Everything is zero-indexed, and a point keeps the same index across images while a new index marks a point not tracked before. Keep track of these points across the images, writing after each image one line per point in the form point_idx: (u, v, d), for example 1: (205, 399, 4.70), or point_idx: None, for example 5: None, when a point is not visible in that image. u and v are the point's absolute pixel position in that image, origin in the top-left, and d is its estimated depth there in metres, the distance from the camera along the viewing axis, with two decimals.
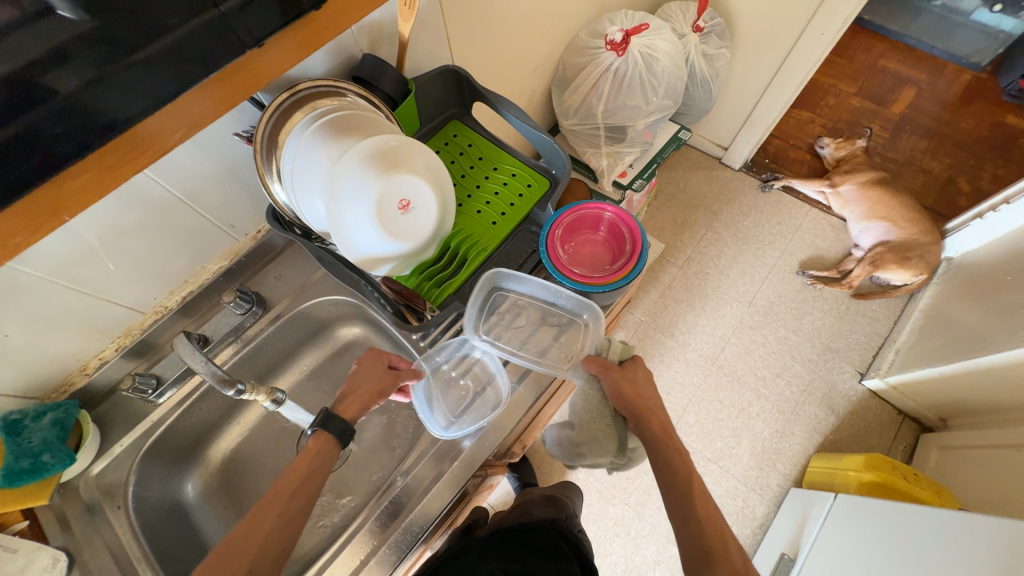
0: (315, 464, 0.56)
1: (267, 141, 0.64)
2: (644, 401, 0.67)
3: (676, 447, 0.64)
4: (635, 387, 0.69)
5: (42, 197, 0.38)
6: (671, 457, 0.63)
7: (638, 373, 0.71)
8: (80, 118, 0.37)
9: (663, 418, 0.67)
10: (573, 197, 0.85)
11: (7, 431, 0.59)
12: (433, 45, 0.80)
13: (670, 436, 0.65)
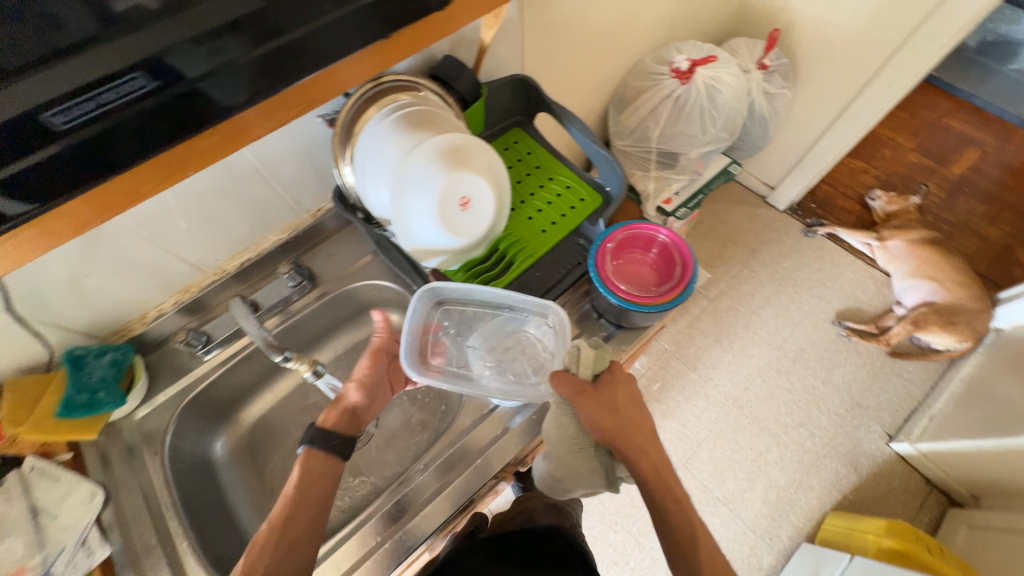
0: (320, 472, 0.61)
1: (346, 126, 0.67)
2: (628, 429, 0.65)
3: (667, 473, 0.65)
4: (615, 410, 0.65)
5: (179, 149, 0.44)
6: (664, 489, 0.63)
7: (616, 387, 0.67)
8: (198, 97, 0.41)
9: (647, 442, 0.66)
10: (624, 216, 0.86)
11: (71, 364, 0.65)
12: (509, 54, 0.84)
13: (660, 463, 0.65)
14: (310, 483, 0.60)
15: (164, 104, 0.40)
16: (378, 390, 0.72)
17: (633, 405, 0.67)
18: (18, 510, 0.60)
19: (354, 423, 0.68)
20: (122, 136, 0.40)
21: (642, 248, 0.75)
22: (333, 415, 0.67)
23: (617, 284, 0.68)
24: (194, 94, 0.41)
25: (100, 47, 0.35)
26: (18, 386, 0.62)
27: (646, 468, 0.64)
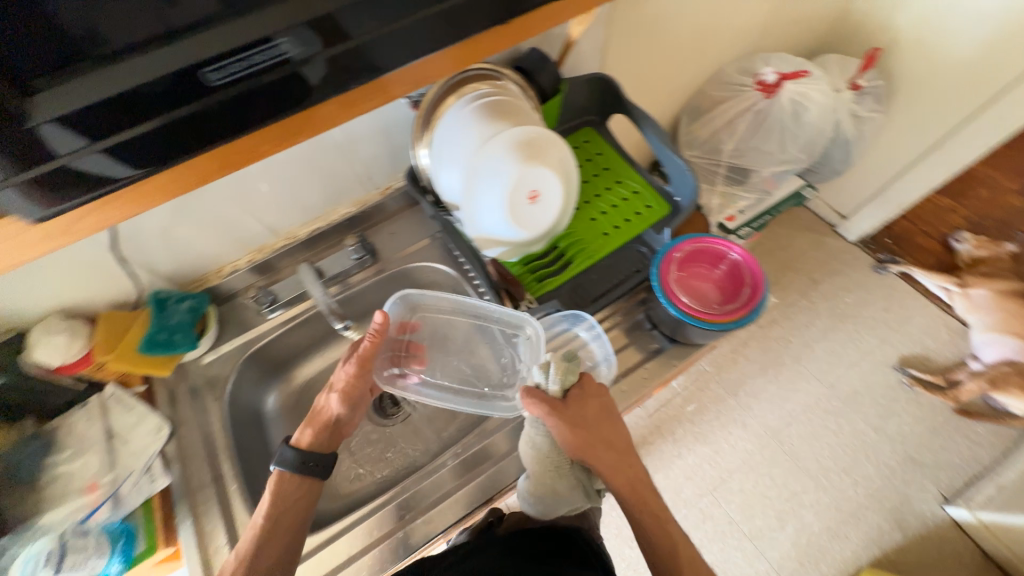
0: (296, 496, 0.63)
1: (429, 109, 0.68)
2: (601, 445, 0.64)
3: (644, 484, 0.65)
4: (588, 426, 0.64)
5: (299, 117, 0.46)
6: (642, 502, 0.63)
7: (589, 400, 0.65)
8: (303, 81, 0.43)
9: (621, 455, 0.65)
10: (691, 228, 0.83)
11: (156, 305, 0.71)
12: (592, 51, 0.82)
13: (636, 474, 0.65)
14: (286, 505, 0.62)
15: (259, 87, 0.41)
16: (361, 398, 0.70)
17: (608, 419, 0.65)
18: (96, 430, 0.67)
19: (330, 439, 0.68)
20: (215, 114, 0.41)
21: (709, 262, 0.72)
22: (310, 430, 0.67)
23: (679, 296, 0.66)
24: (291, 78, 0.42)
25: (218, 24, 0.36)
26: (111, 318, 0.69)
27: (621, 482, 0.64)
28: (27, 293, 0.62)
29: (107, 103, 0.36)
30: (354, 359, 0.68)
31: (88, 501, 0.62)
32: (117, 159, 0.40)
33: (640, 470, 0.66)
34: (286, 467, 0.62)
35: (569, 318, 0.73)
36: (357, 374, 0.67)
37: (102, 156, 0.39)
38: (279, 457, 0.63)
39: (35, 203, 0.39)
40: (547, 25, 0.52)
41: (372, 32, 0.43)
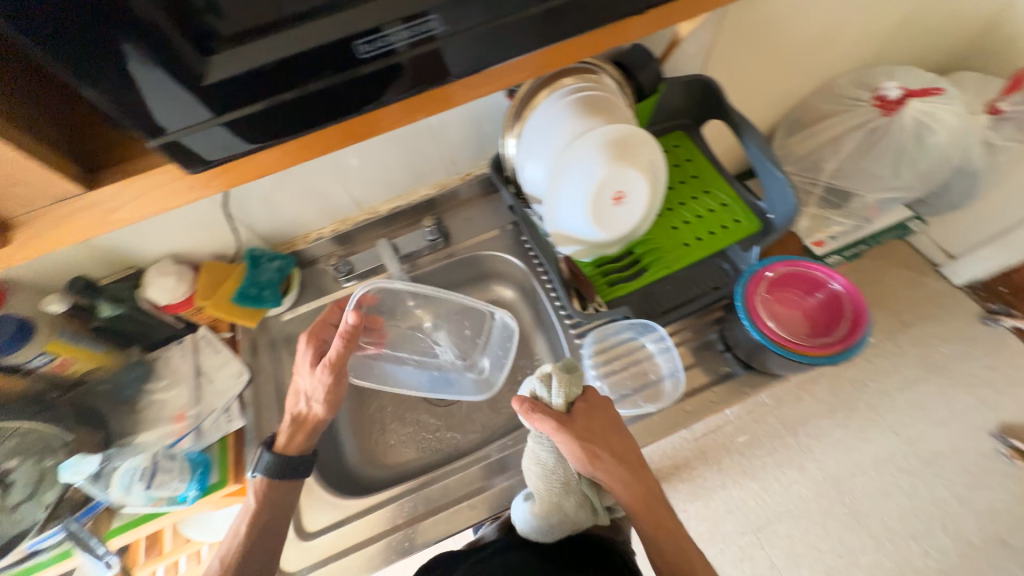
0: (274, 497, 0.62)
1: (522, 99, 0.66)
2: (611, 460, 0.59)
3: (657, 499, 0.60)
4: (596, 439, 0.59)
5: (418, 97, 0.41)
6: (654, 515, 0.58)
7: (596, 411, 0.61)
8: (427, 61, 0.38)
9: (633, 470, 0.60)
10: (782, 249, 0.77)
11: (251, 262, 0.77)
12: (694, 55, 0.78)
13: (648, 489, 0.60)
14: (269, 505, 0.62)
15: (379, 73, 0.37)
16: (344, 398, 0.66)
17: (616, 432, 0.61)
18: (188, 366, 0.75)
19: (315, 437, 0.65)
20: (329, 97, 0.37)
21: (800, 289, 0.67)
22: (296, 435, 0.64)
23: (764, 319, 0.61)
24: (392, 70, 0.37)
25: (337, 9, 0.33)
26: (211, 267, 0.75)
27: (631, 496, 0.59)
28: (150, 239, 0.70)
29: (234, 79, 0.33)
30: (324, 366, 0.62)
31: (176, 430, 0.69)
32: (233, 133, 0.36)
33: (653, 485, 0.60)
34: (272, 473, 0.62)
35: (639, 327, 0.72)
36: (332, 381, 0.62)
37: (222, 130, 0.35)
38: (261, 462, 0.62)
39: (180, 157, 0.35)
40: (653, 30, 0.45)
41: (456, 33, 0.37)
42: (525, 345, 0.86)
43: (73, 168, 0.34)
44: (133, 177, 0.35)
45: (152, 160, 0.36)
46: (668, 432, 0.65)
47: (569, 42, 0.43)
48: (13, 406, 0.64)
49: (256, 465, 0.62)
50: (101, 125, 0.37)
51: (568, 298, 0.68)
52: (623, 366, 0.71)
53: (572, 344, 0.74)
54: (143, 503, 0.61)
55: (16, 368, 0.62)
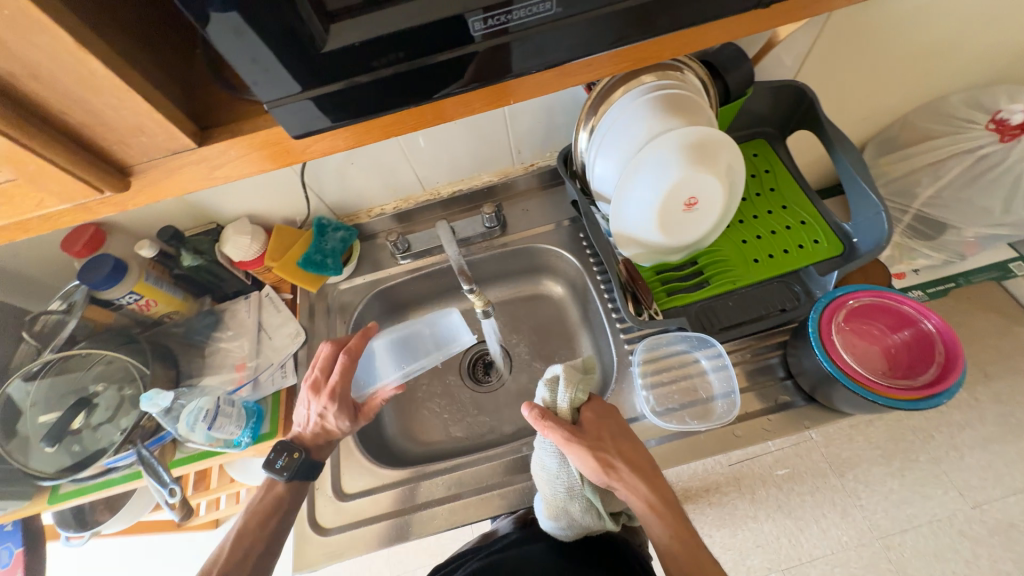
0: (286, 498, 0.63)
1: (600, 92, 0.62)
2: (622, 464, 0.55)
3: (674, 507, 0.55)
4: (606, 443, 0.56)
5: (502, 86, 0.38)
6: (671, 523, 0.53)
7: (604, 418, 0.59)
8: (505, 54, 0.34)
9: (647, 475, 0.56)
10: (866, 276, 0.71)
11: (318, 230, 0.80)
12: (790, 60, 0.73)
13: (664, 497, 0.55)
14: (275, 511, 0.61)
15: (477, 56, 0.34)
16: None
17: (626, 440, 0.58)
18: (251, 320, 0.79)
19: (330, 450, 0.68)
20: (421, 80, 0.34)
21: (881, 323, 0.63)
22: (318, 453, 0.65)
23: (840, 351, 0.57)
24: (465, 61, 0.34)
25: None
26: (282, 230, 0.79)
27: (649, 507, 0.54)
28: (231, 199, 0.75)
29: (336, 52, 0.31)
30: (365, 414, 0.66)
31: (236, 378, 0.74)
32: (323, 109, 0.34)
33: (669, 493, 0.55)
34: (296, 475, 0.62)
35: (695, 342, 0.69)
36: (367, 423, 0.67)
37: (310, 105, 0.33)
38: (280, 461, 0.62)
39: (291, 125, 0.34)
40: (744, 33, 0.39)
41: (560, 19, 0.33)
42: (570, 342, 0.86)
43: (190, 125, 0.34)
44: (241, 137, 0.35)
45: (259, 123, 0.36)
46: (714, 453, 0.62)
47: (655, 40, 0.38)
48: (105, 337, 0.71)
49: (286, 475, 0.62)
50: (214, 87, 0.37)
51: (623, 302, 0.65)
52: (670, 377, 0.69)
53: (621, 350, 0.72)
54: (204, 440, 0.65)
55: (111, 301, 0.71)
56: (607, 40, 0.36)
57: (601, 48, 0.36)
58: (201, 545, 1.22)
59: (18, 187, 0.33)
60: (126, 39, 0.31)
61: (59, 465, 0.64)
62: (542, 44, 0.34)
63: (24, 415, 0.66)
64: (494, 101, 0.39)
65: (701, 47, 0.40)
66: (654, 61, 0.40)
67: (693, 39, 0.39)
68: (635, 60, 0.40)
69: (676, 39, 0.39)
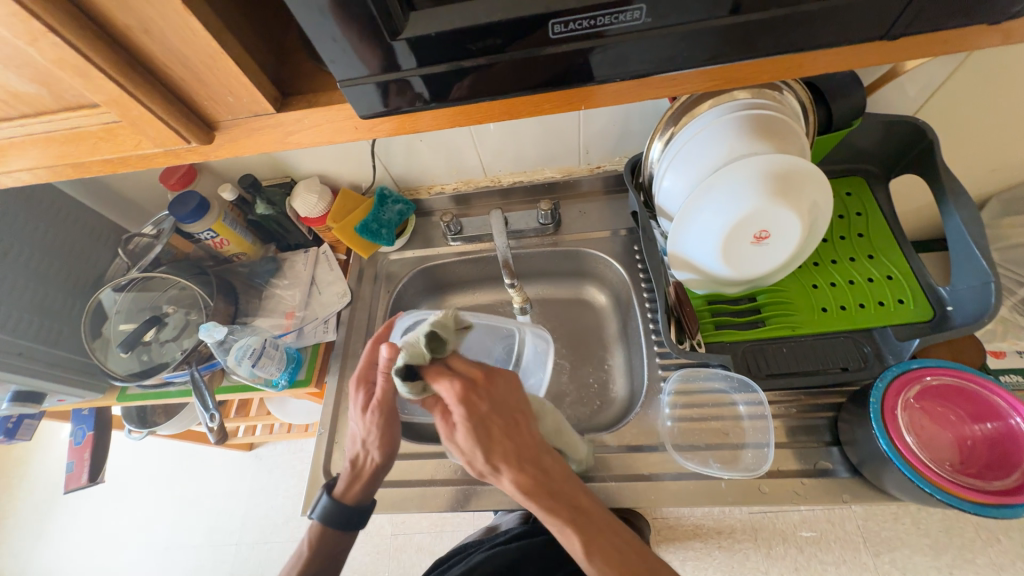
0: (324, 535, 0.60)
1: (684, 104, 0.58)
2: (507, 443, 0.50)
3: (567, 477, 0.52)
4: (492, 425, 0.50)
5: (581, 91, 0.37)
6: (562, 501, 0.50)
7: (490, 389, 0.52)
8: (596, 57, 0.33)
9: (535, 448, 0.52)
10: (955, 352, 0.62)
11: (379, 199, 0.82)
12: (914, 94, 0.64)
13: (554, 471, 0.52)
14: (319, 549, 0.60)
15: (555, 58, 0.33)
16: (394, 435, 0.59)
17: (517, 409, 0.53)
18: (307, 274, 0.84)
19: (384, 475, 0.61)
20: (493, 76, 0.34)
21: (960, 409, 0.55)
22: (354, 485, 0.60)
23: (903, 432, 0.51)
24: (573, 62, 0.33)
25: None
26: (347, 194, 0.82)
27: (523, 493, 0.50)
28: (306, 159, 0.79)
29: (414, 41, 0.31)
30: (375, 410, 0.57)
31: (284, 325, 0.79)
32: (422, 90, 0.34)
33: (558, 462, 0.53)
34: (328, 522, 0.59)
35: (736, 384, 0.66)
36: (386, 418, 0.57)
37: (417, 83, 0.34)
38: (319, 507, 0.60)
39: (384, 100, 0.35)
40: (861, 65, 0.35)
41: (650, 30, 0.31)
42: (603, 353, 0.84)
43: (273, 90, 0.36)
44: (316, 108, 0.37)
45: (334, 98, 0.37)
46: (734, 504, 0.58)
47: (752, 61, 0.35)
48: (182, 266, 0.79)
49: (317, 509, 0.60)
50: (302, 56, 0.40)
51: (666, 326, 0.61)
52: (703, 416, 0.65)
53: (654, 375, 0.69)
54: (247, 375, 0.70)
55: (192, 235, 0.78)
56: (695, 59, 0.33)
57: (689, 66, 0.34)
58: (234, 464, 1.34)
59: (121, 128, 0.36)
60: (230, 5, 0.34)
61: (129, 370, 0.72)
62: (625, 56, 0.33)
63: (109, 320, 0.75)
64: (566, 105, 0.38)
65: (806, 73, 0.36)
66: (746, 82, 0.37)
67: (797, 65, 0.35)
68: (724, 81, 0.37)
69: (775, 63, 0.35)
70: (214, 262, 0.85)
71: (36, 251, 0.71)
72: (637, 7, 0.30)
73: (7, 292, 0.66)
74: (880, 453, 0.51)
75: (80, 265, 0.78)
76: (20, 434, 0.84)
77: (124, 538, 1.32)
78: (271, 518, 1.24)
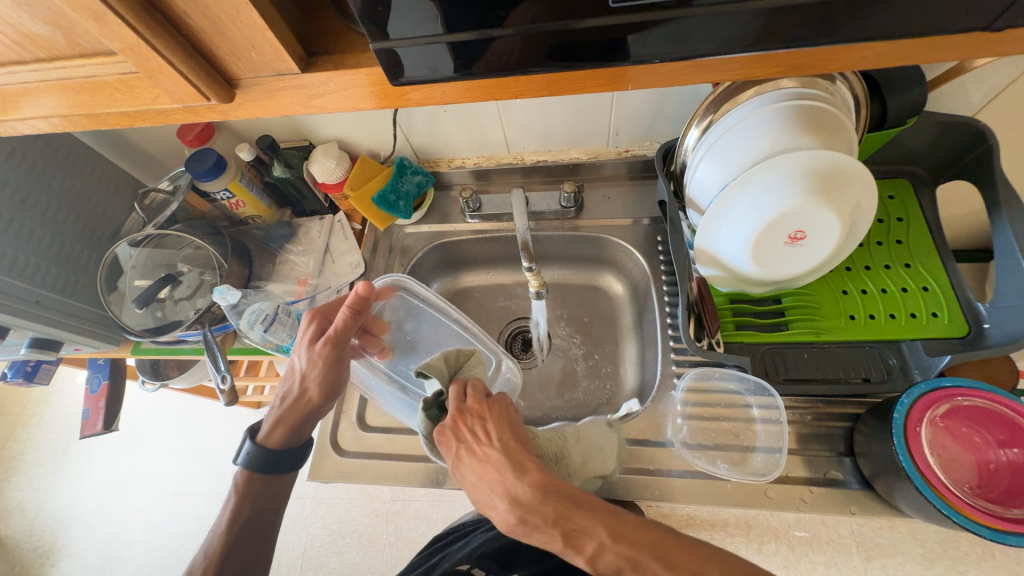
0: (249, 486, 0.62)
1: (726, 90, 0.54)
2: (473, 477, 0.47)
3: (546, 497, 0.43)
4: (469, 457, 0.48)
5: (625, 70, 0.34)
6: (544, 528, 0.42)
7: (462, 418, 0.51)
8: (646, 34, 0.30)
9: (504, 479, 0.45)
10: (986, 372, 0.60)
11: (398, 170, 0.80)
12: (977, 95, 0.59)
13: (528, 500, 0.43)
14: (249, 500, 0.61)
15: (605, 32, 0.30)
16: (335, 383, 0.61)
17: (487, 437, 0.49)
18: (321, 241, 0.83)
19: (311, 421, 0.64)
20: (535, 49, 0.31)
21: (988, 434, 0.53)
22: (278, 428, 0.63)
23: (924, 449, 0.50)
24: (622, 37, 0.30)
25: None
26: (366, 162, 0.80)
27: (504, 523, 0.45)
28: (326, 123, 0.76)
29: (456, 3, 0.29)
30: (324, 340, 0.59)
31: (297, 292, 0.79)
32: (452, 57, 0.32)
33: (530, 484, 0.44)
34: (255, 466, 0.62)
35: (751, 387, 0.63)
36: (329, 357, 0.59)
37: (448, 49, 0.31)
38: (244, 453, 0.63)
39: (413, 66, 0.32)
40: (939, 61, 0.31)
41: (716, 5, 0.28)
42: (615, 342, 0.82)
43: (299, 49, 0.34)
44: (342, 71, 0.35)
45: (363, 61, 0.35)
46: (738, 506, 0.58)
47: (818, 49, 0.32)
48: (197, 226, 0.78)
49: (241, 457, 0.62)
50: (330, 13, 0.37)
51: (685, 323, 0.60)
52: (708, 412, 0.64)
53: (666, 370, 0.68)
54: (259, 339, 0.70)
55: (208, 194, 0.77)
56: (758, 40, 0.30)
57: (751, 48, 0.31)
58: (244, 420, 1.37)
59: (138, 79, 0.35)
60: None
61: (143, 325, 0.73)
62: (683, 32, 0.30)
63: (124, 275, 0.75)
64: (609, 84, 0.35)
65: (877, 65, 0.33)
66: (805, 71, 0.34)
67: (865, 57, 0.32)
68: (784, 67, 0.33)
69: (844, 52, 0.32)
70: (229, 223, 0.85)
71: (53, 200, 0.70)
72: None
73: (25, 241, 0.66)
74: (916, 477, 0.49)
75: (96, 217, 0.77)
76: (38, 377, 0.86)
77: (137, 480, 1.37)
78: None
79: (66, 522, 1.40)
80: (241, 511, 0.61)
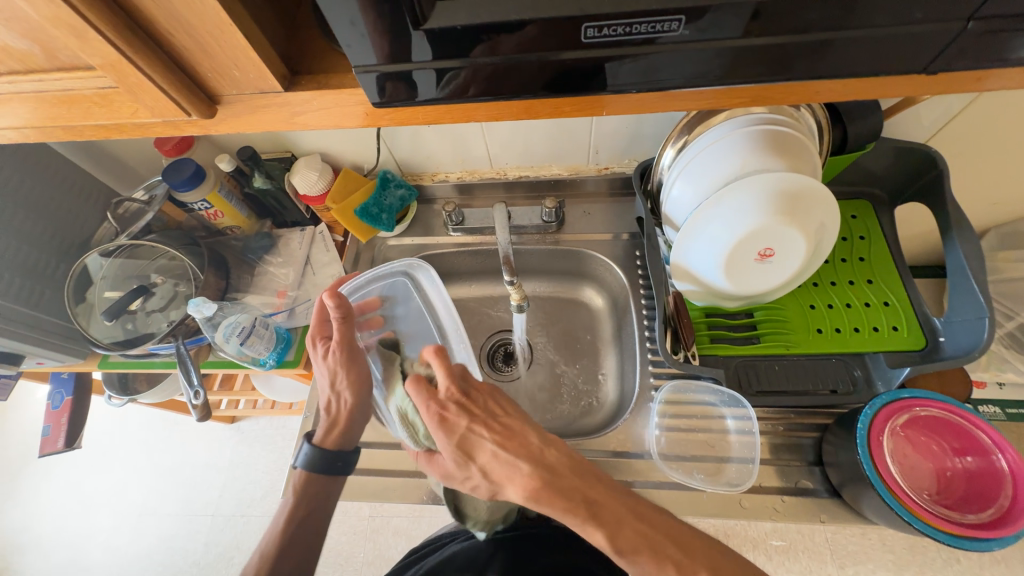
0: (308, 489, 0.61)
1: (699, 114, 0.56)
2: (493, 450, 0.50)
3: (574, 468, 0.48)
4: (486, 429, 0.51)
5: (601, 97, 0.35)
6: (571, 500, 0.45)
7: (472, 396, 0.53)
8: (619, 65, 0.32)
9: (528, 444, 0.50)
10: (943, 382, 0.63)
11: (381, 183, 0.80)
12: (929, 125, 0.64)
13: (557, 464, 0.48)
14: (310, 506, 0.61)
15: (583, 62, 0.32)
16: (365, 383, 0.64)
17: (502, 413, 0.53)
18: (301, 252, 0.82)
19: (361, 420, 0.65)
20: (515, 75, 0.32)
21: (945, 441, 0.56)
22: (331, 434, 0.64)
23: (886, 459, 0.52)
24: (597, 67, 0.32)
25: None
26: (349, 176, 0.80)
27: (524, 488, 0.47)
28: (309, 136, 0.76)
29: (437, 31, 0.30)
30: (336, 349, 0.63)
31: (275, 303, 0.78)
32: (435, 81, 0.33)
33: (556, 451, 0.50)
34: (312, 469, 0.61)
35: (726, 399, 0.65)
36: (344, 358, 0.63)
37: (431, 73, 0.32)
38: (303, 455, 0.62)
39: (396, 88, 0.33)
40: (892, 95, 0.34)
41: (686, 42, 0.30)
42: (595, 354, 0.83)
43: (282, 68, 0.35)
44: (325, 91, 0.35)
45: (347, 81, 0.35)
46: (715, 516, 0.59)
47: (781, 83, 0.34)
48: (173, 236, 0.77)
49: (301, 459, 0.62)
50: (315, 35, 0.38)
51: (662, 336, 0.61)
52: (681, 421, 0.66)
53: (645, 382, 0.69)
54: (234, 353, 0.69)
55: (186, 204, 0.76)
56: (722, 74, 0.32)
57: (717, 81, 0.33)
58: (216, 435, 1.33)
59: (116, 94, 0.35)
60: None
61: (112, 338, 0.70)
62: (654, 64, 0.32)
63: (93, 286, 0.73)
64: (585, 110, 0.37)
65: (836, 96, 0.35)
66: (770, 101, 0.36)
67: (825, 90, 0.34)
68: (750, 99, 0.36)
69: (801, 87, 0.34)
70: (206, 233, 0.83)
71: (20, 209, 0.68)
72: (675, 18, 0.29)
73: None
74: (878, 487, 0.50)
75: (66, 227, 0.75)
76: None
77: (100, 500, 1.31)
78: (248, 492, 1.23)
79: (18, 549, 1.32)
80: (297, 512, 0.60)
